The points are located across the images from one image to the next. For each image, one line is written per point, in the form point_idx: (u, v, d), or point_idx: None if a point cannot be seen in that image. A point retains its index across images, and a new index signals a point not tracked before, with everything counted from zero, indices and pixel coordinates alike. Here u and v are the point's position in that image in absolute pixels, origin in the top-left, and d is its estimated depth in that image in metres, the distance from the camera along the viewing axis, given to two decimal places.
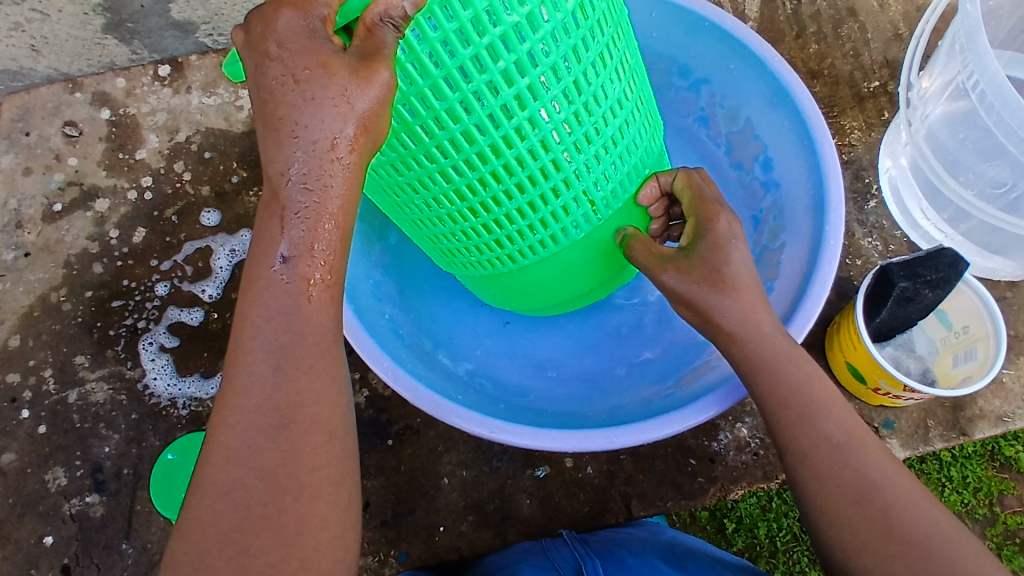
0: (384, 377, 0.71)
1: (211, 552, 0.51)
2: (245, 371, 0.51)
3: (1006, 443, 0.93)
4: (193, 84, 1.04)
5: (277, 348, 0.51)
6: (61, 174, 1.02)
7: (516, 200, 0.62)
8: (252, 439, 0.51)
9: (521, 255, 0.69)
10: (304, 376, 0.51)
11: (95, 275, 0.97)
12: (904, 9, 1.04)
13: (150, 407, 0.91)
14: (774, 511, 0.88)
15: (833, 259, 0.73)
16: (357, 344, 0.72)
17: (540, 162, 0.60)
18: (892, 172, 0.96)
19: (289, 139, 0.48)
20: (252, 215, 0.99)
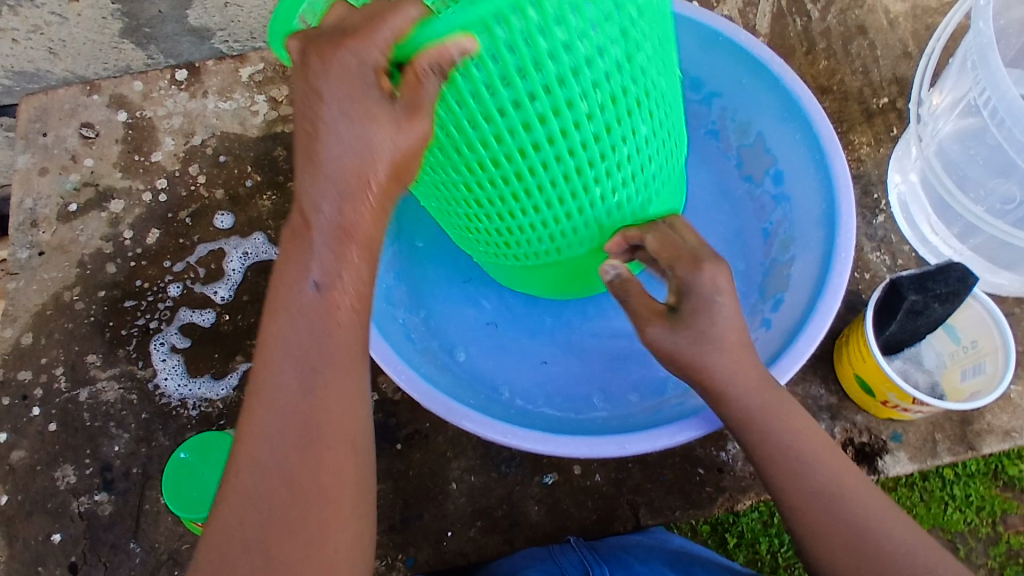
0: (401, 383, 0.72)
1: (237, 553, 0.52)
2: (270, 377, 0.52)
3: (1010, 461, 0.93)
4: (209, 89, 1.05)
5: (301, 356, 0.52)
6: (77, 175, 1.03)
7: (542, 214, 0.64)
8: (274, 439, 0.52)
9: (544, 255, 0.70)
10: (329, 380, 0.52)
11: (108, 275, 0.98)
12: (913, 27, 1.07)
13: (160, 407, 0.92)
14: (775, 526, 0.91)
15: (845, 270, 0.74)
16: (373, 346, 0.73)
17: (571, 183, 0.61)
18: (901, 187, 0.97)
19: (324, 171, 0.48)
20: (266, 219, 1.00)
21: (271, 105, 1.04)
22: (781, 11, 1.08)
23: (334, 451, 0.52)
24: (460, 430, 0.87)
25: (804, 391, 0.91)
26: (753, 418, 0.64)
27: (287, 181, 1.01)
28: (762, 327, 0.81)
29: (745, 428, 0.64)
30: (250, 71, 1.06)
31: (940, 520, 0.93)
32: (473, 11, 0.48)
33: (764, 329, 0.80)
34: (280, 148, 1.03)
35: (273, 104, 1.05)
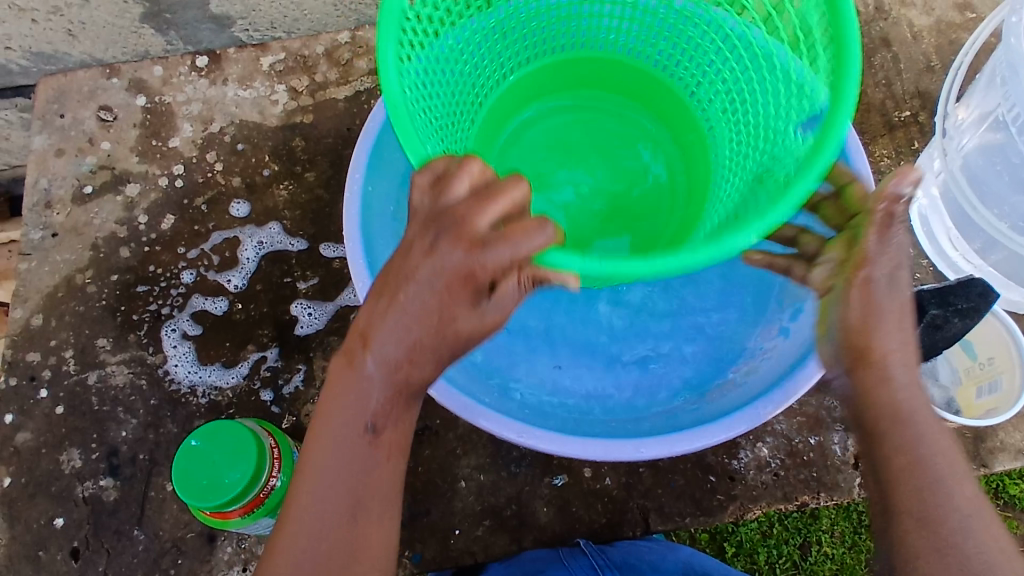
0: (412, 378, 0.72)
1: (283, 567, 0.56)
2: (328, 426, 0.57)
3: (1010, 482, 0.94)
4: (229, 76, 1.05)
5: (353, 407, 0.57)
6: (93, 157, 1.03)
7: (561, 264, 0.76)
8: (328, 477, 0.57)
9: None
10: (381, 438, 0.58)
11: (122, 259, 0.97)
12: (937, 42, 1.07)
13: (170, 393, 0.91)
14: (774, 538, 0.98)
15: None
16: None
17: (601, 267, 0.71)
18: (921, 200, 0.95)
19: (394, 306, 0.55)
20: (281, 209, 0.99)
21: (291, 95, 1.04)
22: None
23: (378, 439, 0.56)
24: (470, 427, 0.86)
25: (818, 402, 0.86)
26: (905, 417, 0.57)
27: (304, 171, 1.01)
28: (779, 335, 0.79)
29: (893, 423, 0.57)
30: (272, 61, 1.05)
31: None
32: (655, 264, 0.53)
33: (781, 338, 0.79)
34: (298, 139, 1.02)
35: (293, 94, 1.04)
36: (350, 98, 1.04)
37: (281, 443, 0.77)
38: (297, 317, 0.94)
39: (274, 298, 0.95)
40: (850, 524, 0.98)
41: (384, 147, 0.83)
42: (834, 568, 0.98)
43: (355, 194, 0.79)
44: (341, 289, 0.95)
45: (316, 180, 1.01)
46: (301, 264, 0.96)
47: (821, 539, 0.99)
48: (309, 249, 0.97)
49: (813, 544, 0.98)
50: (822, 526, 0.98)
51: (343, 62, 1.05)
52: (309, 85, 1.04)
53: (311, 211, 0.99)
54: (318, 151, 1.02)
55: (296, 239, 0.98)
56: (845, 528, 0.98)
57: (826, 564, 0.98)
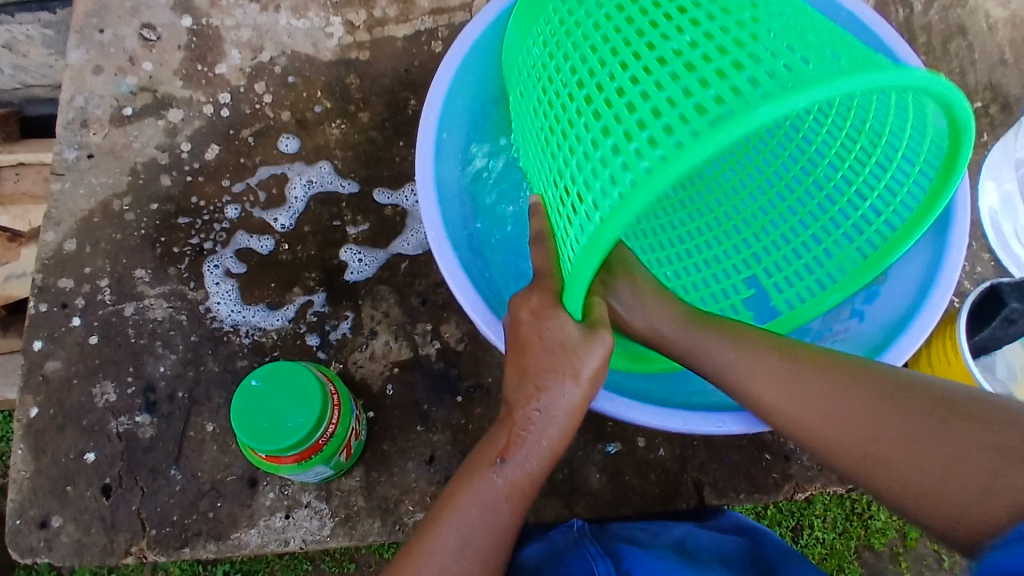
0: (480, 326, 0.71)
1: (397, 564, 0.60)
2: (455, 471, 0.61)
3: None
4: (282, 4, 0.99)
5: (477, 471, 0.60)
6: (133, 77, 0.97)
7: None
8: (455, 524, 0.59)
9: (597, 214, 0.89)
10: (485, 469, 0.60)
11: (162, 188, 0.93)
12: (1013, 34, 1.05)
13: (211, 331, 0.87)
14: (769, 518, 1.12)
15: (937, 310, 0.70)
16: (448, 275, 0.71)
17: None
18: (993, 196, 0.93)
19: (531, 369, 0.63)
20: (333, 148, 0.95)
21: (347, 29, 0.98)
22: None
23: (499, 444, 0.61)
24: None
25: None
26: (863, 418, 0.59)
27: (358, 111, 0.96)
28: (853, 317, 0.78)
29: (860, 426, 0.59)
30: None
31: None
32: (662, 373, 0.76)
33: (855, 320, 0.78)
34: (353, 76, 0.97)
35: (349, 28, 0.99)
36: (410, 37, 0.98)
37: (340, 392, 0.74)
38: (346, 263, 0.90)
39: (322, 240, 0.91)
40: (842, 510, 1.12)
41: (457, 92, 0.81)
42: (824, 553, 1.12)
43: (428, 135, 0.77)
44: (393, 237, 0.91)
45: (370, 121, 0.96)
46: (352, 208, 0.92)
47: (813, 523, 1.13)
48: (360, 193, 0.93)
49: (807, 527, 1.12)
50: (816, 510, 1.12)
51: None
52: (366, 20, 0.99)
53: (364, 153, 0.94)
54: (374, 91, 0.97)
55: (347, 181, 0.93)
56: (838, 515, 1.12)
57: (818, 547, 1.12)
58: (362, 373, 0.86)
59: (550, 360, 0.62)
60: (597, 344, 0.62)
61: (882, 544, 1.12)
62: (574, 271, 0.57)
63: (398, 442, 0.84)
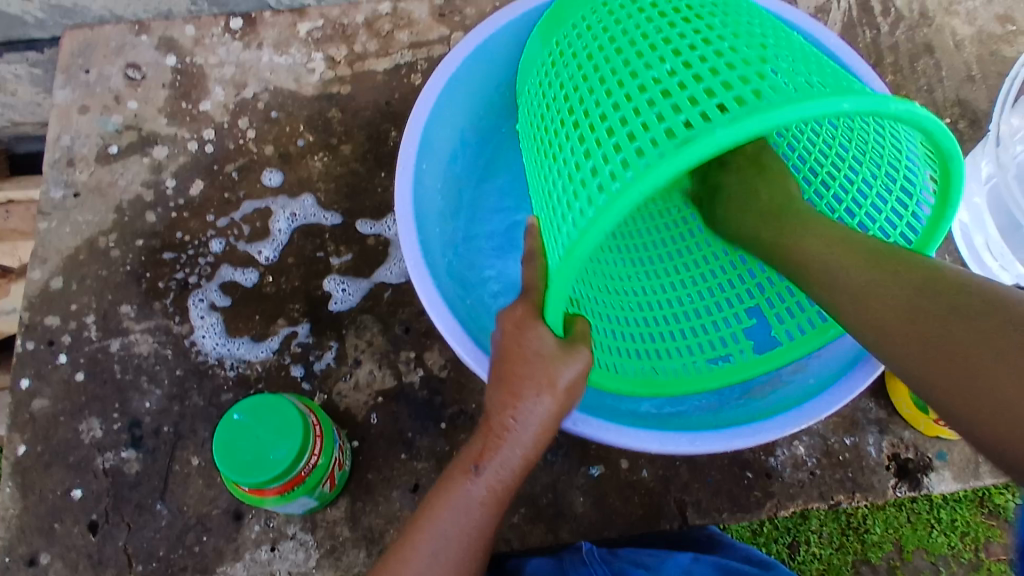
0: (460, 356, 0.72)
1: None
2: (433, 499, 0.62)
3: (998, 494, 1.09)
4: (265, 41, 1.01)
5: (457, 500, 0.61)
6: (119, 116, 0.99)
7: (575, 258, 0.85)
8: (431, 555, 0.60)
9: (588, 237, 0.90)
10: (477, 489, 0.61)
11: (147, 224, 0.94)
12: (979, 52, 1.07)
13: (196, 365, 0.88)
14: (763, 535, 1.08)
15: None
16: (426, 302, 0.72)
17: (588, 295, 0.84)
18: (964, 211, 0.95)
19: (514, 381, 0.63)
20: (316, 180, 0.96)
21: (328, 65, 1.00)
22: (851, 22, 1.07)
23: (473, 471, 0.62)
24: None
25: (854, 403, 0.86)
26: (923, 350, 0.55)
27: (341, 144, 0.98)
28: None
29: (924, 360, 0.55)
30: (309, 27, 1.02)
31: (927, 543, 1.07)
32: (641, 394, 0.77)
33: None
34: (335, 110, 0.99)
35: (331, 63, 1.01)
36: (389, 71, 1.01)
37: (322, 422, 0.75)
38: (329, 293, 0.91)
39: (305, 272, 0.92)
40: (838, 524, 1.08)
41: (435, 123, 0.82)
42: (821, 569, 1.07)
43: (407, 164, 0.78)
44: (376, 267, 0.92)
45: (352, 153, 0.97)
46: (335, 239, 0.93)
47: (810, 539, 1.08)
48: (343, 223, 0.94)
49: (802, 544, 1.08)
50: (811, 526, 1.08)
51: (383, 33, 1.02)
52: (347, 54, 1.01)
53: (346, 185, 0.96)
54: (355, 124, 0.99)
55: (330, 212, 0.95)
56: (834, 530, 1.07)
57: (815, 564, 1.07)
58: (346, 402, 0.87)
59: (537, 372, 0.62)
60: (576, 358, 0.64)
61: (880, 559, 1.06)
62: (552, 281, 0.59)
63: (383, 470, 0.84)
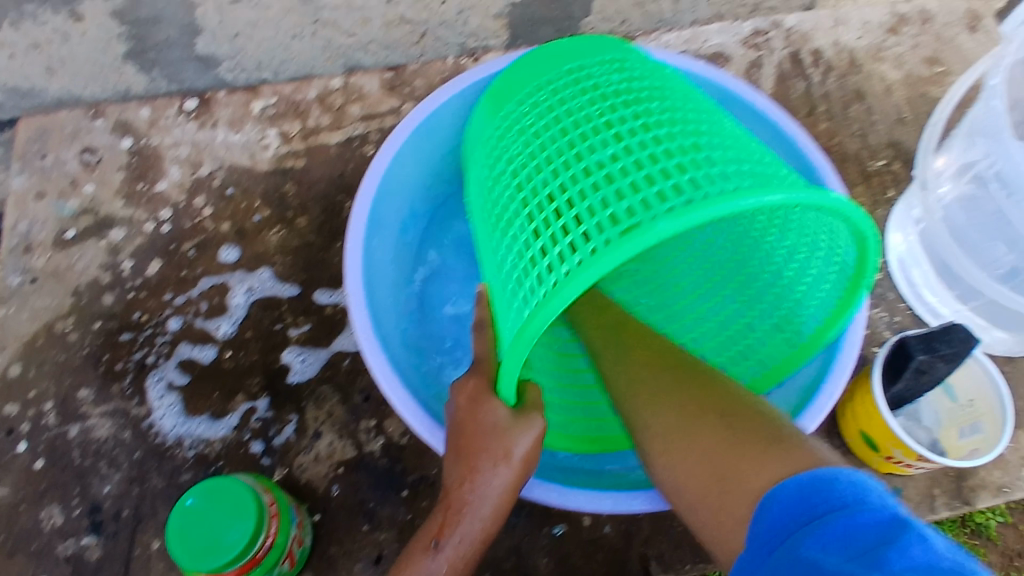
0: (415, 429, 0.73)
1: None
2: None
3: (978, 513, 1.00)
4: (219, 119, 1.04)
5: None
6: (76, 200, 1.00)
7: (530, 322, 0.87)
8: None
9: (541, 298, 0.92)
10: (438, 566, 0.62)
11: (105, 306, 0.95)
12: (908, 95, 1.12)
13: (155, 446, 0.88)
14: None
15: (843, 375, 0.75)
16: (379, 377, 0.74)
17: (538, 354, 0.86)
18: (901, 247, 0.99)
19: (469, 456, 0.64)
20: (272, 254, 0.98)
21: (282, 140, 1.03)
22: (784, 74, 1.13)
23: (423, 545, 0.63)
24: None
25: None
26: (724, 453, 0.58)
27: (296, 216, 0.99)
28: None
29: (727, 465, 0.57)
30: (262, 105, 1.05)
31: None
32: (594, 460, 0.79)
33: None
34: (289, 184, 1.01)
35: (284, 138, 1.04)
36: (342, 143, 1.03)
37: (278, 500, 0.76)
38: (287, 365, 0.92)
39: (264, 345, 0.93)
40: None
41: (385, 200, 0.84)
42: None
43: (357, 240, 0.80)
44: (334, 336, 0.94)
45: (307, 225, 0.99)
46: (292, 310, 0.95)
47: None
48: (300, 295, 0.96)
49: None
50: None
51: (335, 107, 1.05)
52: (300, 129, 1.04)
53: (302, 257, 0.97)
54: (310, 196, 1.01)
55: (287, 284, 0.96)
56: None
57: None
58: (307, 476, 0.87)
59: (494, 447, 0.63)
60: (530, 428, 0.64)
61: None
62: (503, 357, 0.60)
63: (346, 542, 0.84)
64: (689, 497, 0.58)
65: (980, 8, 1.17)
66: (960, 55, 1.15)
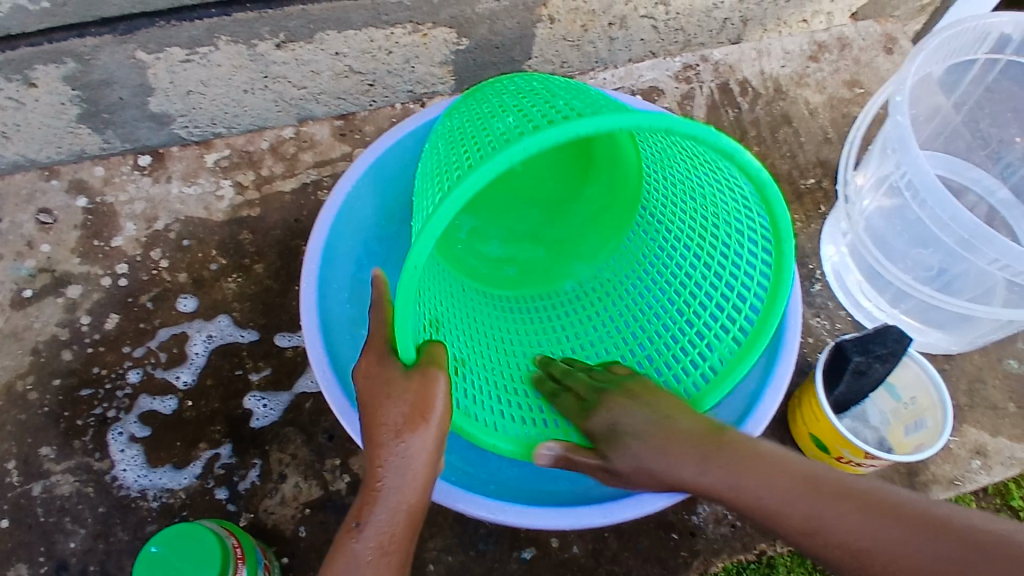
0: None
1: None
2: None
3: None
4: (173, 174, 1.07)
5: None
6: (32, 261, 1.01)
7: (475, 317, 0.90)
8: None
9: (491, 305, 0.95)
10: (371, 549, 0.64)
11: (64, 362, 0.95)
12: (831, 116, 1.20)
13: (119, 499, 0.89)
14: None
15: (786, 369, 0.83)
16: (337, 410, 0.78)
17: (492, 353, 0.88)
18: (834, 260, 1.05)
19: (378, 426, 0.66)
20: (230, 301, 0.99)
21: (236, 190, 1.06)
22: (714, 104, 1.20)
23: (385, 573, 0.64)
24: (435, 510, 0.86)
25: None
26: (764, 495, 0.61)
27: (253, 263, 1.01)
28: None
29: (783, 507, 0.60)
30: (216, 157, 1.08)
31: None
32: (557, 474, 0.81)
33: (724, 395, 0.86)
34: (245, 232, 1.03)
35: (239, 188, 1.06)
36: (296, 190, 1.06)
37: (244, 542, 0.76)
38: (249, 410, 0.93)
39: (225, 392, 0.94)
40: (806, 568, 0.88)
41: (340, 238, 0.89)
42: None
43: (313, 276, 0.85)
44: (295, 377, 0.95)
45: (265, 271, 1.01)
46: (252, 355, 0.96)
47: None
48: (259, 339, 0.97)
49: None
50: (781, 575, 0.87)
51: (288, 156, 1.09)
52: (254, 179, 1.07)
53: (261, 302, 0.99)
54: (266, 243, 1.03)
55: (246, 330, 0.97)
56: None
57: None
58: (274, 519, 0.88)
59: (393, 413, 0.65)
60: (426, 381, 0.65)
61: None
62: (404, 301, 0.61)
63: None
64: (801, 513, 0.58)
65: (893, 31, 1.26)
66: (876, 77, 1.24)
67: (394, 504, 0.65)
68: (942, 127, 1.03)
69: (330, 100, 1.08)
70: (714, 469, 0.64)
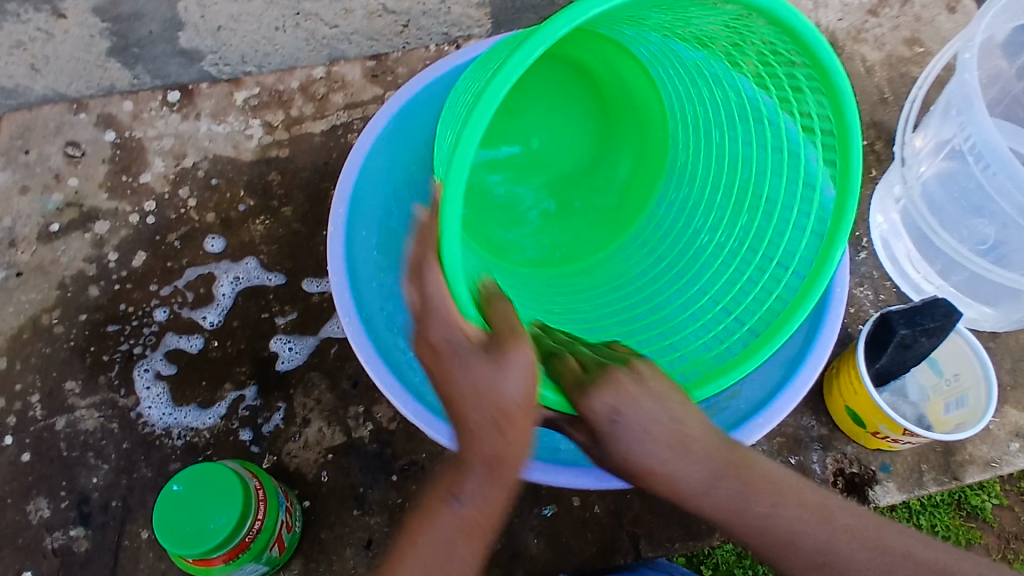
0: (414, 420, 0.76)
1: None
2: None
3: (972, 493, 1.04)
4: (202, 111, 1.02)
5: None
6: (59, 195, 1.00)
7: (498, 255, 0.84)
8: None
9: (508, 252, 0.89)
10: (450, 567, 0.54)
11: (90, 298, 0.95)
12: (889, 75, 1.13)
13: (143, 436, 0.90)
14: (749, 558, 1.02)
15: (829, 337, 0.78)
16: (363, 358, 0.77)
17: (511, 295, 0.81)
18: (883, 225, 0.99)
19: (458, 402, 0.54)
20: (258, 244, 0.97)
21: (265, 130, 1.02)
22: None
23: None
24: None
25: (796, 423, 0.94)
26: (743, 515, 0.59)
27: (281, 206, 0.99)
28: None
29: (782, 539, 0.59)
30: (246, 95, 1.03)
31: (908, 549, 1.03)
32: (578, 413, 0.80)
33: None
34: (273, 173, 1.00)
35: (268, 128, 1.02)
36: (326, 132, 1.02)
37: (266, 486, 0.75)
38: (276, 353, 0.92)
39: (251, 333, 0.93)
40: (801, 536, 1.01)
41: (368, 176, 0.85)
42: None
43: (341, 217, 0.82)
44: (322, 322, 0.93)
45: (293, 214, 0.99)
46: (279, 299, 0.95)
47: None
48: (286, 283, 0.95)
49: None
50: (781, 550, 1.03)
51: (318, 96, 1.03)
52: (284, 120, 1.02)
53: (288, 245, 0.97)
54: (295, 184, 1.00)
55: (274, 273, 0.96)
56: None
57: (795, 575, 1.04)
58: (296, 463, 0.88)
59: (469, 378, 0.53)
60: (511, 358, 0.53)
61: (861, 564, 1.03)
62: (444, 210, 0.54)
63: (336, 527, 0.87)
64: (812, 546, 0.58)
65: None
66: (936, 36, 1.15)
67: (496, 484, 0.54)
68: (1003, 92, 0.94)
69: (362, 40, 1.04)
70: (729, 483, 0.59)
